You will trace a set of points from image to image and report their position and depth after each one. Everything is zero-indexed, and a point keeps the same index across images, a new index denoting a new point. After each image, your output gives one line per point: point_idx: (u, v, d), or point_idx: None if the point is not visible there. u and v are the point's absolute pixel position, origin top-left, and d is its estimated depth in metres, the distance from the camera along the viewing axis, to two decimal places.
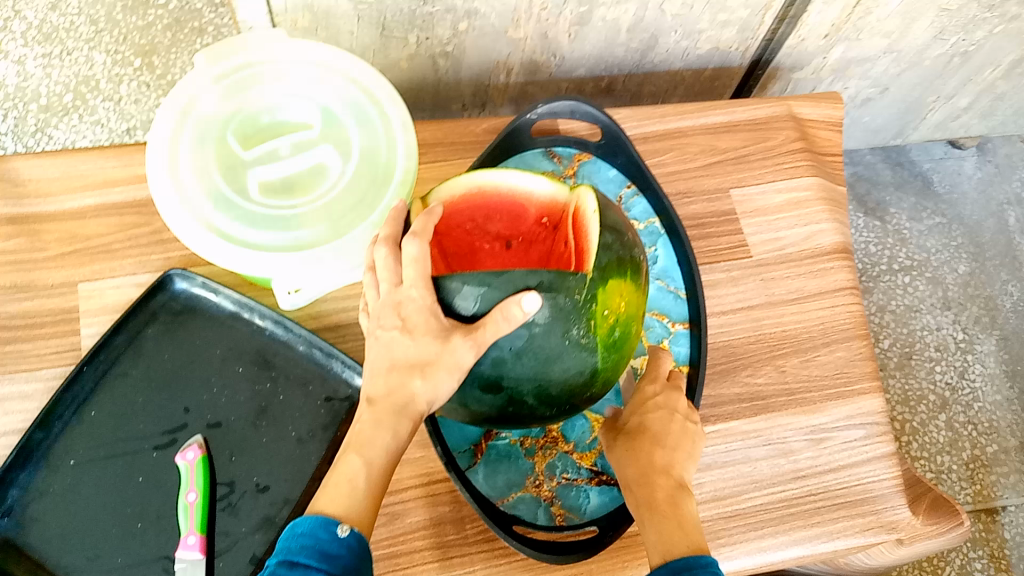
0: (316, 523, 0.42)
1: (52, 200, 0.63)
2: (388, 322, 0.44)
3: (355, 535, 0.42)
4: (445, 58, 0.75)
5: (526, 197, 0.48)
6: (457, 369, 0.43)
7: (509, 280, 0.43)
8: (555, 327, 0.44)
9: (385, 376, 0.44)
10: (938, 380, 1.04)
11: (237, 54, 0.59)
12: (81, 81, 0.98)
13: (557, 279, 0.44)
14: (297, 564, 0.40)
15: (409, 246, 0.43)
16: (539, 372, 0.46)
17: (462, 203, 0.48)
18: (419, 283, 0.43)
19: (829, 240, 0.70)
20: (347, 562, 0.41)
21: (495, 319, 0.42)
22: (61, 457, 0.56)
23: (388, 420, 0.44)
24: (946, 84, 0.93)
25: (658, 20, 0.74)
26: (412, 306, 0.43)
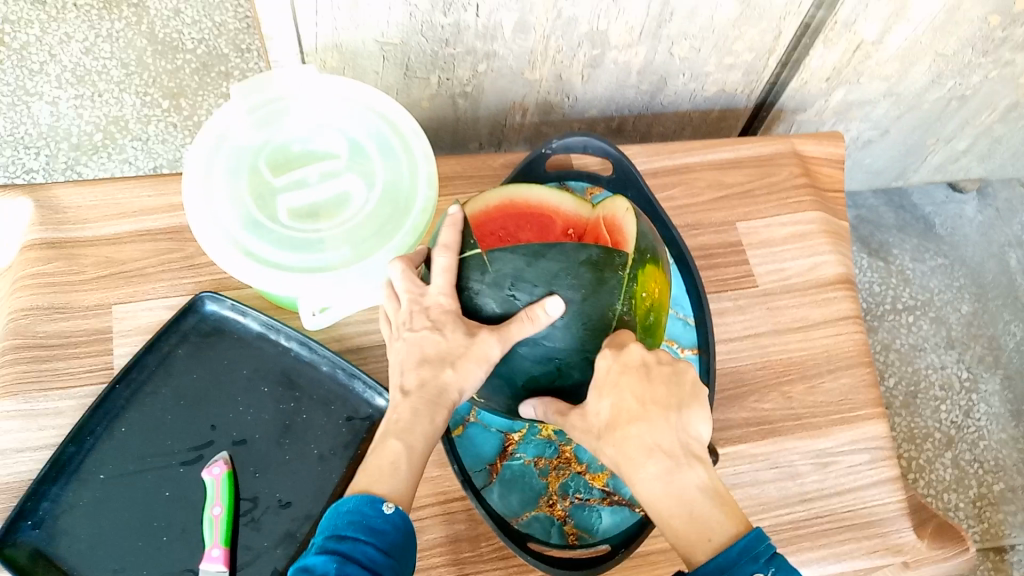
0: (362, 501, 0.44)
1: (89, 226, 0.66)
2: (416, 325, 0.49)
3: (400, 514, 0.44)
4: (464, 98, 0.79)
5: (553, 209, 0.53)
6: (486, 360, 0.48)
7: (558, 252, 0.50)
8: (599, 300, 0.50)
9: (415, 369, 0.48)
10: (944, 419, 1.06)
11: (268, 88, 0.62)
12: (111, 121, 1.03)
13: (602, 256, 0.51)
14: (345, 537, 0.43)
15: (440, 258, 0.50)
16: (585, 344, 0.50)
17: (496, 211, 0.54)
18: (447, 290, 0.50)
19: (832, 271, 0.72)
20: (393, 538, 0.44)
21: (521, 318, 0.48)
22: (92, 471, 0.58)
23: (424, 410, 0.47)
24: (944, 127, 0.97)
25: (667, 63, 0.77)
26: (441, 309, 0.49)
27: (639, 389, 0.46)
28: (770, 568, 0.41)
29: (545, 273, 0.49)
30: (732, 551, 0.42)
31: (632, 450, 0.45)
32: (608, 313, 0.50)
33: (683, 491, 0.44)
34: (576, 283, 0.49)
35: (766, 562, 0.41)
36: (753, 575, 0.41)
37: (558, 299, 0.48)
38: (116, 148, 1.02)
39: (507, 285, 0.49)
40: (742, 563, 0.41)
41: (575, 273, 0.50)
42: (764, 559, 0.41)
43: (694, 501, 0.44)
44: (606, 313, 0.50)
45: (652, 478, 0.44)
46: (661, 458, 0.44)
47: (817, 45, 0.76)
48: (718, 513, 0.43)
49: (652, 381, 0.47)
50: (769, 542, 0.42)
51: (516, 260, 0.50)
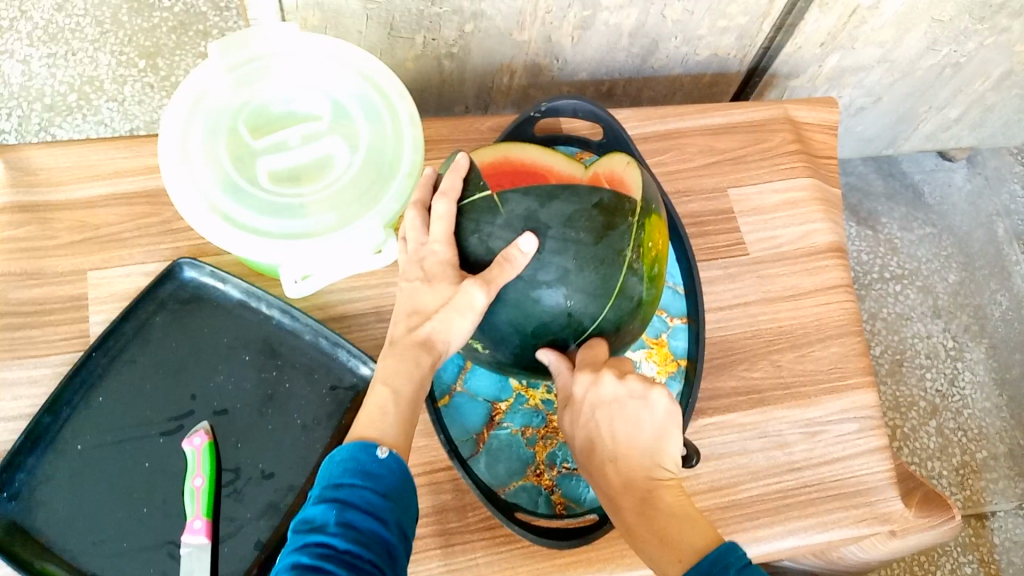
0: (356, 448, 0.44)
1: (62, 189, 0.64)
2: (411, 275, 0.49)
3: (395, 458, 0.44)
4: (450, 59, 0.77)
5: (548, 167, 0.53)
6: (468, 310, 0.46)
7: (572, 193, 0.49)
8: (610, 244, 0.49)
9: (404, 321, 0.48)
10: (929, 387, 1.06)
11: (247, 47, 0.60)
12: (86, 81, 1.00)
13: (613, 201, 0.49)
14: (342, 485, 0.43)
15: (439, 204, 0.49)
16: (596, 289, 0.49)
17: (491, 167, 0.53)
18: (443, 237, 0.49)
19: (824, 239, 0.71)
20: (390, 481, 0.44)
21: (499, 261, 0.47)
22: (68, 441, 0.57)
23: (409, 356, 0.47)
24: (937, 95, 0.95)
25: (659, 25, 0.75)
26: (435, 260, 0.49)
27: (612, 418, 0.48)
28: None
29: (558, 215, 0.48)
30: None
31: (608, 478, 0.48)
32: (619, 259, 0.49)
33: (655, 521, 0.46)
34: (590, 225, 0.48)
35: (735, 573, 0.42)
36: None
37: (531, 234, 0.47)
38: (90, 108, 0.99)
39: (521, 226, 0.48)
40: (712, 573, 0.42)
41: (588, 216, 0.48)
42: (734, 569, 0.42)
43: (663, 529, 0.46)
44: (617, 258, 0.49)
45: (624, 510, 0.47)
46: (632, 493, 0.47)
47: (813, 9, 0.75)
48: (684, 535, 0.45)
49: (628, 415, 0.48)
50: (743, 552, 0.43)
51: (528, 202, 0.49)
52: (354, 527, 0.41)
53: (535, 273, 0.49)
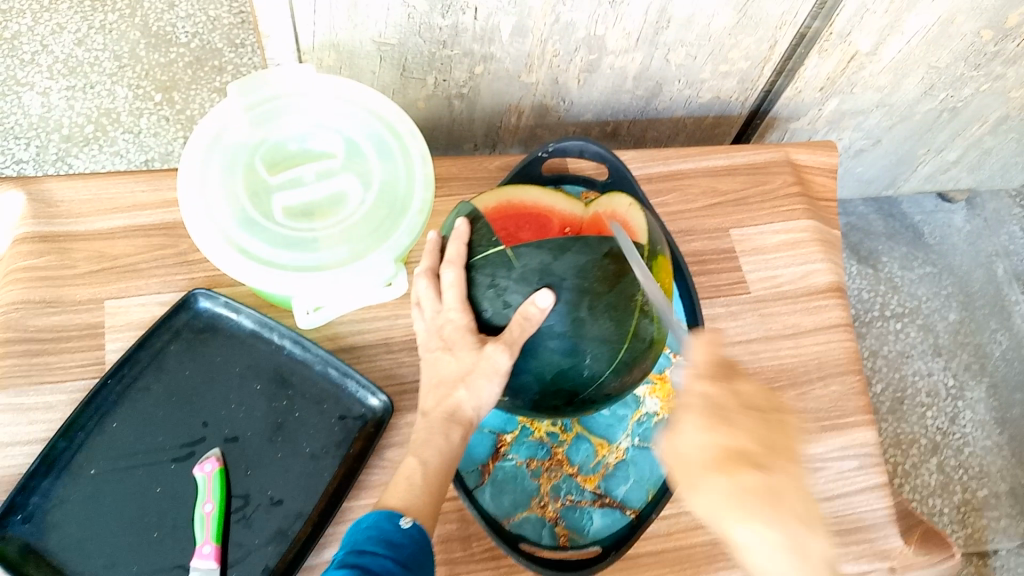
0: (381, 517, 0.48)
1: (82, 221, 0.66)
2: (433, 345, 0.54)
3: (417, 527, 0.48)
4: (460, 100, 0.79)
5: (549, 209, 0.54)
6: (494, 374, 0.50)
7: (584, 244, 0.51)
8: (623, 291, 0.51)
9: (435, 390, 0.53)
10: (929, 425, 1.07)
11: (266, 87, 0.62)
12: (102, 114, 1.02)
13: (623, 248, 0.52)
14: (365, 552, 0.46)
15: (448, 272, 0.53)
16: (612, 335, 0.51)
17: (494, 213, 0.55)
18: (457, 305, 0.52)
19: (824, 279, 0.73)
20: (410, 550, 0.47)
21: (517, 321, 0.49)
22: (82, 466, 0.58)
23: (441, 427, 0.52)
24: (935, 138, 0.98)
25: (662, 70, 0.78)
26: (454, 327, 0.52)
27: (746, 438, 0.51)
28: None
29: (572, 266, 0.50)
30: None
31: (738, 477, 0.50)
32: (632, 304, 0.51)
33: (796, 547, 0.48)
34: (603, 273, 0.51)
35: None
36: None
37: (546, 290, 0.49)
38: (107, 139, 1.01)
39: (536, 281, 0.50)
40: None
41: (600, 265, 0.51)
42: None
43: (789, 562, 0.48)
44: (629, 303, 0.51)
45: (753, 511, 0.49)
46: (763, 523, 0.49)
47: (812, 55, 0.77)
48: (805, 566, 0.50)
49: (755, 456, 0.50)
50: None
51: (542, 255, 0.51)
52: None
53: (552, 323, 0.50)
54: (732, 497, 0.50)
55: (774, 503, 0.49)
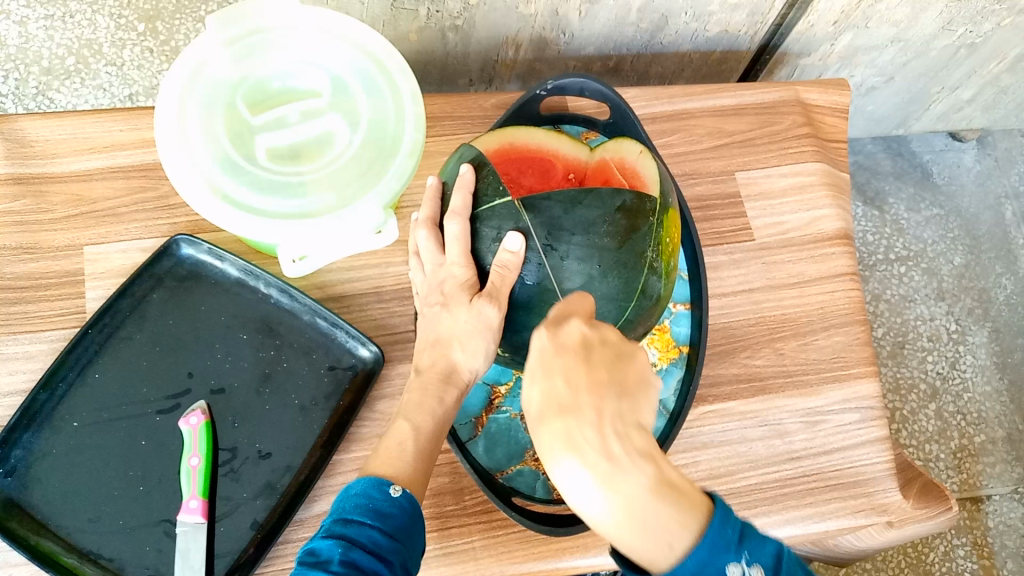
0: (369, 485, 0.47)
1: (58, 162, 0.63)
2: (432, 300, 0.53)
3: (407, 496, 0.46)
4: (455, 32, 0.75)
5: (553, 154, 0.51)
6: (488, 329, 0.50)
7: (596, 198, 0.48)
8: (633, 248, 0.48)
9: (433, 347, 0.53)
10: (930, 370, 1.06)
11: (247, 19, 0.58)
12: (84, 44, 0.95)
13: (635, 202, 0.49)
14: (352, 522, 0.44)
15: (450, 225, 0.50)
16: (617, 294, 0.49)
17: (496, 156, 0.52)
18: (457, 260, 0.51)
19: (831, 226, 0.70)
20: (399, 520, 0.45)
21: (497, 270, 0.48)
22: (65, 418, 0.57)
23: (435, 388, 0.52)
24: (951, 75, 0.94)
25: (669, 1, 0.73)
26: (451, 281, 0.51)
27: (574, 366, 0.35)
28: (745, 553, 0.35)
29: (582, 221, 0.47)
30: (705, 549, 0.34)
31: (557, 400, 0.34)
32: (641, 261, 0.49)
33: (623, 500, 0.33)
34: (614, 229, 0.48)
35: (736, 548, 0.35)
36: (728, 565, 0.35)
37: (518, 233, 0.47)
38: (89, 72, 0.94)
39: (544, 237, 0.47)
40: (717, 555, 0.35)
41: (611, 220, 0.48)
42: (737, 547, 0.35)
43: (636, 512, 0.33)
44: (639, 261, 0.49)
45: (573, 443, 0.33)
46: (596, 473, 0.33)
47: None
48: (688, 511, 0.34)
49: (593, 363, 0.36)
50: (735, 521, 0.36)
51: (551, 208, 0.48)
52: (358, 567, 0.42)
53: (560, 282, 0.48)
54: (569, 469, 0.33)
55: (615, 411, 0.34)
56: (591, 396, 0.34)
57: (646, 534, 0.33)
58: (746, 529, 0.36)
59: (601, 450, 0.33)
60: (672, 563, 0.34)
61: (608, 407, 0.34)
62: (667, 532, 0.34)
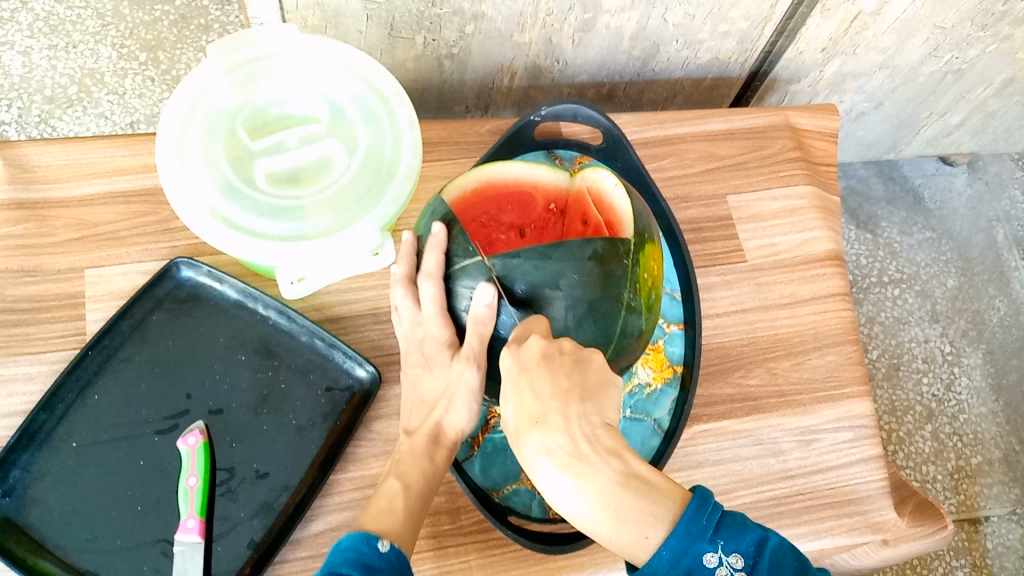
0: (358, 539, 0.47)
1: (59, 186, 0.64)
2: (415, 360, 0.57)
3: (394, 553, 0.47)
4: (451, 60, 0.77)
5: (532, 184, 0.51)
6: (471, 390, 0.54)
7: (566, 252, 0.48)
8: (609, 293, 0.49)
9: (418, 406, 0.56)
10: (925, 392, 1.06)
11: (247, 47, 0.60)
12: (86, 74, 0.97)
13: (606, 249, 0.49)
14: (341, 573, 0.44)
15: (427, 288, 0.53)
16: (597, 338, 0.49)
17: (474, 193, 0.52)
18: (435, 324, 0.54)
19: (822, 247, 0.71)
20: (388, 572, 0.46)
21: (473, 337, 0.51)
22: (63, 439, 0.57)
23: (423, 449, 0.55)
24: (939, 101, 0.95)
25: (660, 29, 0.75)
26: (432, 344, 0.55)
27: (541, 381, 0.42)
28: (718, 543, 0.39)
29: (554, 275, 0.48)
30: (677, 538, 0.39)
31: (529, 415, 0.42)
32: (618, 305, 0.49)
33: (599, 490, 0.40)
34: (586, 280, 0.48)
35: (710, 536, 0.40)
36: (704, 556, 0.39)
37: (487, 284, 0.48)
38: (91, 101, 0.96)
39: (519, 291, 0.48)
40: (696, 542, 0.39)
41: (584, 270, 0.48)
42: (709, 536, 0.40)
43: (610, 499, 0.40)
44: (615, 305, 0.49)
45: (547, 446, 0.40)
46: (568, 470, 0.40)
47: (815, 15, 0.74)
48: (657, 500, 0.40)
49: (559, 372, 0.43)
50: (708, 512, 0.40)
51: (522, 265, 0.48)
52: None
53: None
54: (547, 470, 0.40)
55: (583, 413, 0.41)
56: (557, 404, 0.41)
57: (621, 524, 0.39)
58: (723, 517, 0.40)
59: (569, 449, 0.40)
60: (652, 550, 0.40)
61: (570, 415, 0.41)
62: (641, 521, 0.40)
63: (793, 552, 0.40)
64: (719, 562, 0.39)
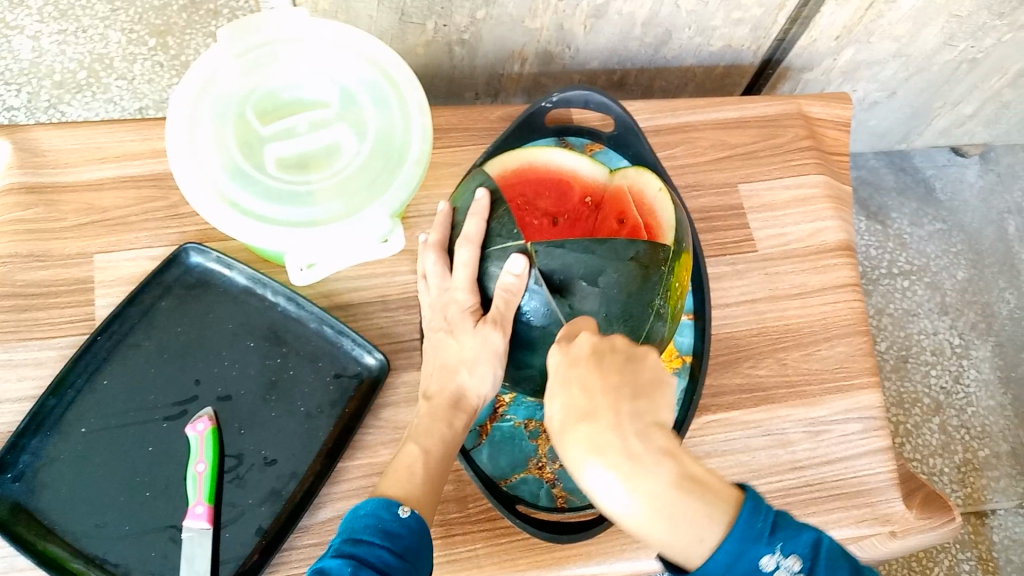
0: (378, 505, 0.47)
1: (69, 171, 0.64)
2: (438, 327, 0.55)
3: (415, 518, 0.47)
4: (461, 46, 0.76)
5: (573, 176, 0.53)
6: (494, 355, 0.51)
7: (610, 249, 0.49)
8: (644, 296, 0.49)
9: (439, 372, 0.54)
10: (933, 384, 1.06)
11: (257, 32, 0.59)
12: (96, 59, 0.96)
13: (648, 252, 0.50)
14: (361, 541, 0.44)
15: (462, 252, 0.52)
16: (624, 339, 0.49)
17: (515, 177, 0.53)
18: (465, 287, 0.52)
19: (833, 237, 0.71)
20: (408, 540, 0.46)
21: (502, 294, 0.49)
22: (72, 424, 0.57)
23: (444, 414, 0.53)
24: (952, 90, 0.94)
25: (673, 16, 0.74)
26: (457, 309, 0.53)
27: (590, 373, 0.38)
28: (777, 545, 0.37)
29: (594, 269, 0.48)
30: (734, 541, 0.37)
31: (579, 406, 0.37)
32: (650, 310, 0.49)
33: (656, 491, 0.35)
34: (624, 280, 0.48)
35: (768, 539, 0.37)
36: (761, 560, 0.37)
37: (521, 255, 0.48)
38: (100, 86, 0.95)
39: (556, 282, 0.48)
40: (752, 548, 0.37)
41: (623, 271, 0.48)
42: (768, 539, 0.37)
43: (666, 502, 0.35)
44: (648, 309, 0.49)
45: (598, 443, 0.36)
46: (622, 469, 0.35)
47: (829, 3, 0.73)
48: (713, 504, 0.37)
49: (608, 368, 0.39)
50: (766, 513, 0.37)
51: (565, 255, 0.48)
52: None
53: None
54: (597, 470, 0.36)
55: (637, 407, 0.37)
56: (607, 398, 0.37)
57: (676, 528, 0.36)
58: (779, 518, 0.38)
59: (622, 449, 0.36)
60: (707, 554, 0.37)
61: (624, 410, 0.37)
62: (696, 525, 0.36)
63: (845, 553, 0.39)
64: (777, 565, 0.37)
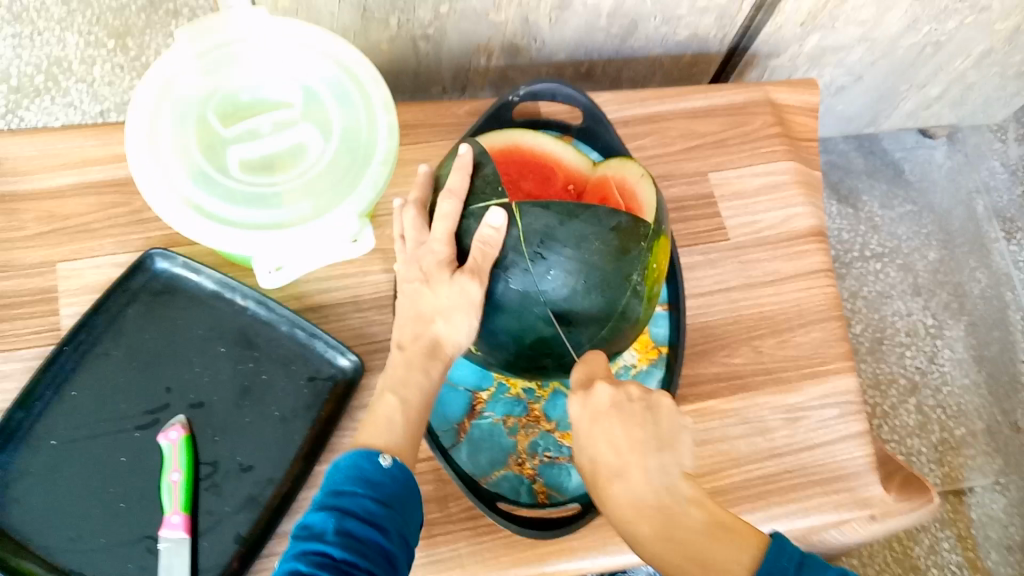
0: (359, 455, 0.47)
1: (28, 178, 0.62)
2: (411, 277, 0.52)
3: (397, 465, 0.47)
4: (426, 41, 0.76)
5: (557, 161, 0.53)
6: (470, 302, 0.49)
7: (592, 214, 0.49)
8: (621, 269, 0.49)
9: (411, 324, 0.51)
10: (908, 365, 1.07)
11: (217, 32, 0.58)
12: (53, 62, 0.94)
13: (630, 225, 0.50)
14: (344, 493, 0.45)
15: (444, 204, 0.51)
16: (600, 310, 0.50)
17: (500, 155, 0.53)
18: (442, 238, 0.51)
19: (805, 223, 0.71)
20: (390, 489, 0.46)
21: (478, 244, 0.49)
22: (42, 437, 0.56)
23: (420, 363, 0.50)
24: (918, 73, 0.95)
25: (639, 7, 0.74)
26: (433, 259, 0.51)
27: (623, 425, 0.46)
28: None
29: (575, 234, 0.49)
30: None
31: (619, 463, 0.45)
32: (626, 283, 0.50)
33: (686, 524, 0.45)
34: (604, 249, 0.49)
35: None
36: None
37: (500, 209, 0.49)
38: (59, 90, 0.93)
39: (536, 243, 0.49)
40: None
41: (604, 239, 0.49)
42: None
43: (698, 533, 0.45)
44: (624, 282, 0.50)
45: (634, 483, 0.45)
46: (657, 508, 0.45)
47: None
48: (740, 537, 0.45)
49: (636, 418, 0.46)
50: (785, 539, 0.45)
51: (547, 218, 0.49)
52: (352, 536, 0.43)
53: (547, 292, 0.49)
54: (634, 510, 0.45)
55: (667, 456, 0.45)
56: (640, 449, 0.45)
57: None
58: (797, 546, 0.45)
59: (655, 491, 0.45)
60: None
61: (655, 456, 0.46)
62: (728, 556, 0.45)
63: None
64: None
